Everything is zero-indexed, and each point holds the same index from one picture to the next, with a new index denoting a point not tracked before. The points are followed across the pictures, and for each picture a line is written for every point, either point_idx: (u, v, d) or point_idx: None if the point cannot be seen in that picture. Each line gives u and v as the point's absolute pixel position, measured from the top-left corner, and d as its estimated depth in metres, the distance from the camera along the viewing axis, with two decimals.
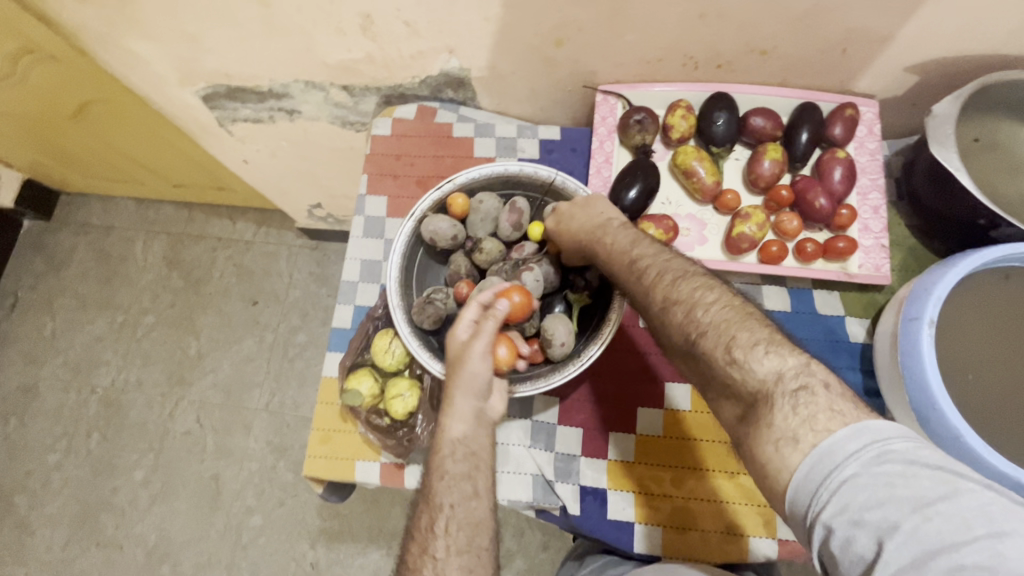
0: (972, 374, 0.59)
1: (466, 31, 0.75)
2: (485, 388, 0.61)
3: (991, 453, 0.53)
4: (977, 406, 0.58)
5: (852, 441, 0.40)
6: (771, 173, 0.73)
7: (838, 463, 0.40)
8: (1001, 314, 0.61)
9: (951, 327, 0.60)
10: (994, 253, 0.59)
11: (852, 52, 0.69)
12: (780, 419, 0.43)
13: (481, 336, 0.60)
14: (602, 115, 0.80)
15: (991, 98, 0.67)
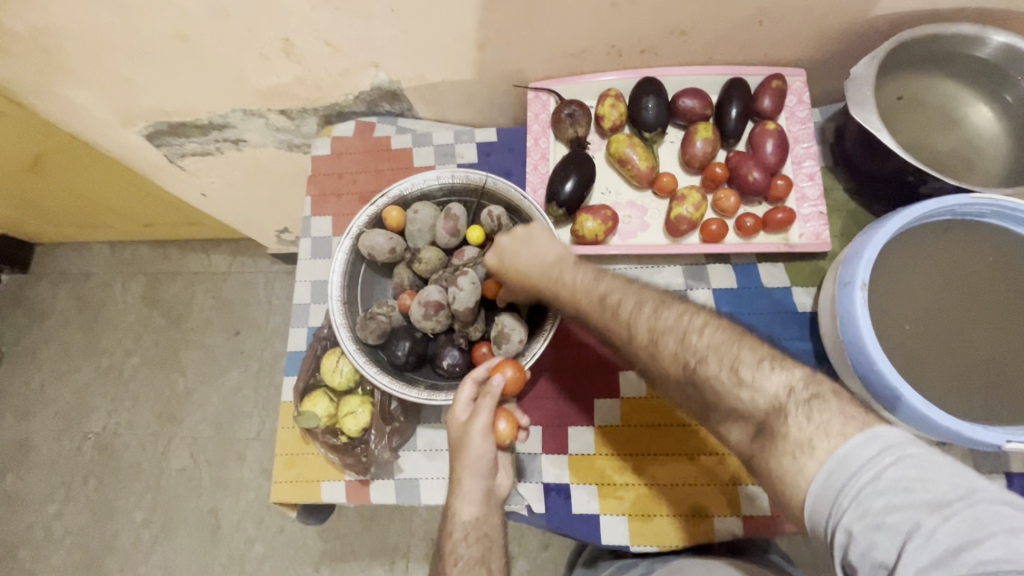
0: (912, 330, 0.59)
1: (388, 44, 0.75)
2: (491, 466, 0.59)
3: (930, 408, 0.53)
4: (920, 362, 0.58)
5: (863, 448, 0.41)
6: (704, 153, 0.74)
7: (856, 471, 0.40)
8: (934, 267, 0.61)
9: (887, 285, 0.60)
10: (922, 209, 0.58)
11: (768, 24, 0.70)
12: (795, 429, 0.44)
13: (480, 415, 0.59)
14: (535, 111, 0.80)
15: (908, 56, 0.67)
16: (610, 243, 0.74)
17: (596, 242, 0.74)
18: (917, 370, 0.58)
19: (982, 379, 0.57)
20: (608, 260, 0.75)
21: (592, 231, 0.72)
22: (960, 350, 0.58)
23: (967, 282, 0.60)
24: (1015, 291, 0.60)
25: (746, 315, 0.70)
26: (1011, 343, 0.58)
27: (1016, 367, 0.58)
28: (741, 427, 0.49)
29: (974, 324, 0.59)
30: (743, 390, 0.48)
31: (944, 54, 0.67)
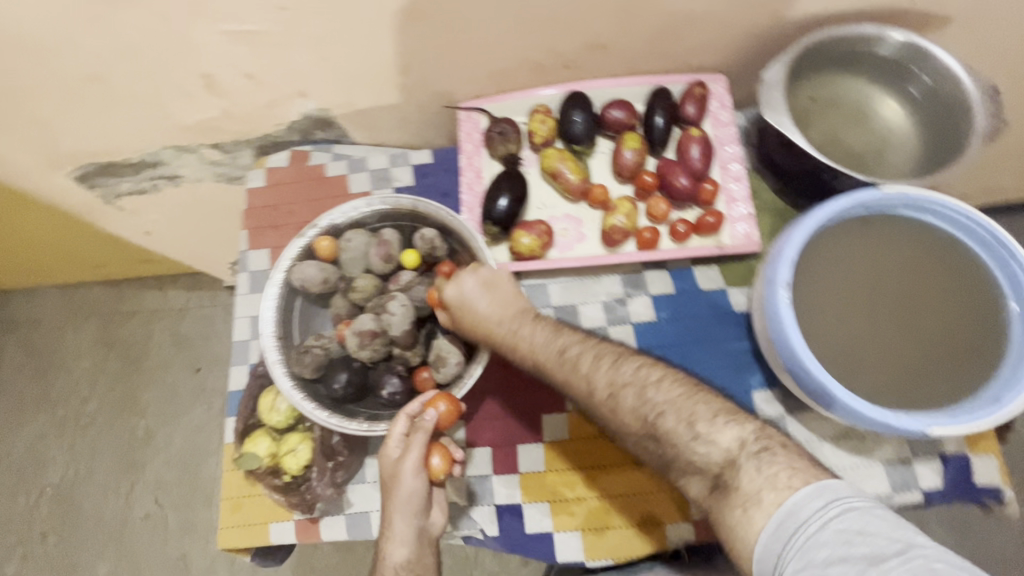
0: (835, 324, 0.60)
1: (312, 73, 0.75)
2: (424, 505, 0.60)
3: (851, 398, 0.54)
4: (846, 354, 0.59)
5: (811, 501, 0.44)
6: (633, 162, 0.75)
7: (804, 520, 0.44)
8: (854, 260, 0.62)
9: (810, 282, 0.61)
10: (836, 206, 0.60)
11: (681, 33, 0.71)
12: (747, 481, 0.48)
13: (410, 450, 0.59)
14: (466, 131, 0.80)
15: (815, 58, 0.69)
16: (547, 257, 0.75)
17: (533, 258, 0.74)
18: (841, 361, 0.59)
19: (902, 366, 0.59)
20: (547, 274, 0.75)
21: (528, 247, 0.73)
22: (881, 339, 0.60)
23: (885, 273, 0.62)
24: (930, 278, 0.61)
25: (685, 319, 0.71)
26: (928, 329, 0.60)
27: (934, 352, 0.59)
28: (699, 481, 0.51)
29: (893, 313, 0.61)
30: (700, 444, 0.51)
31: (849, 56, 0.70)
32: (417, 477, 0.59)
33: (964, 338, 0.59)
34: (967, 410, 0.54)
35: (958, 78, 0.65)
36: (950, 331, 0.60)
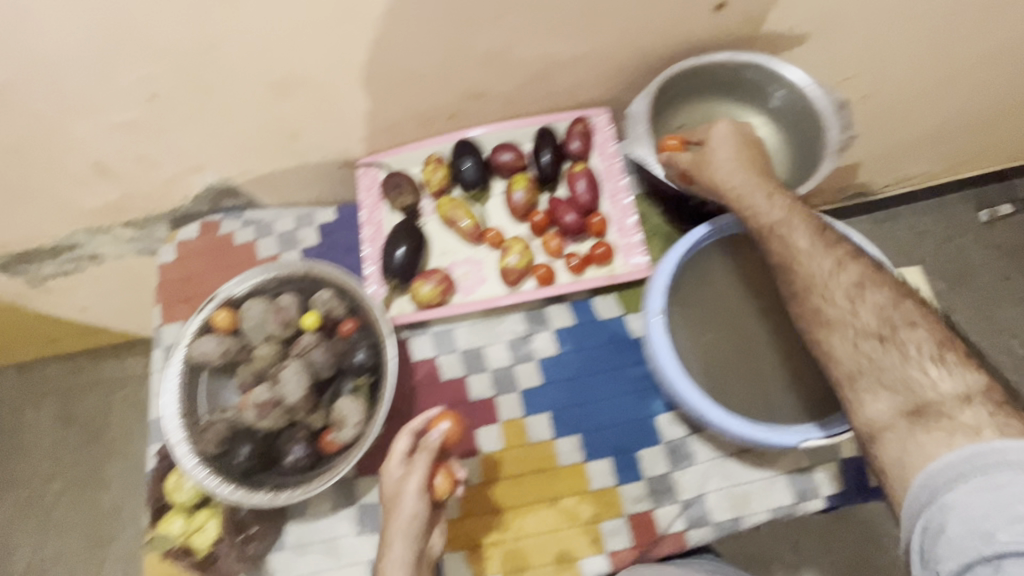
0: (718, 345, 0.64)
1: (203, 150, 0.76)
2: (425, 528, 0.60)
3: (730, 422, 0.58)
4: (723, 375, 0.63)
5: (1017, 452, 0.44)
6: (523, 202, 0.77)
7: (1010, 458, 0.44)
8: (731, 281, 0.66)
9: (690, 309, 0.65)
10: (698, 234, 0.65)
11: (553, 76, 0.74)
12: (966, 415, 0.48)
13: (416, 468, 0.61)
14: (364, 187, 0.82)
15: (676, 88, 0.74)
16: (451, 303, 0.76)
17: (435, 304, 0.75)
18: (724, 382, 0.63)
19: (785, 378, 0.63)
20: (453, 318, 0.77)
21: (428, 295, 0.74)
22: (763, 354, 0.64)
23: (763, 289, 0.66)
24: (803, 289, 0.66)
25: (585, 350, 0.73)
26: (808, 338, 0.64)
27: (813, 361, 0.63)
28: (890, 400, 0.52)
29: (775, 326, 0.65)
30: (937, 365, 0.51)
31: (708, 84, 0.74)
32: (417, 498, 0.60)
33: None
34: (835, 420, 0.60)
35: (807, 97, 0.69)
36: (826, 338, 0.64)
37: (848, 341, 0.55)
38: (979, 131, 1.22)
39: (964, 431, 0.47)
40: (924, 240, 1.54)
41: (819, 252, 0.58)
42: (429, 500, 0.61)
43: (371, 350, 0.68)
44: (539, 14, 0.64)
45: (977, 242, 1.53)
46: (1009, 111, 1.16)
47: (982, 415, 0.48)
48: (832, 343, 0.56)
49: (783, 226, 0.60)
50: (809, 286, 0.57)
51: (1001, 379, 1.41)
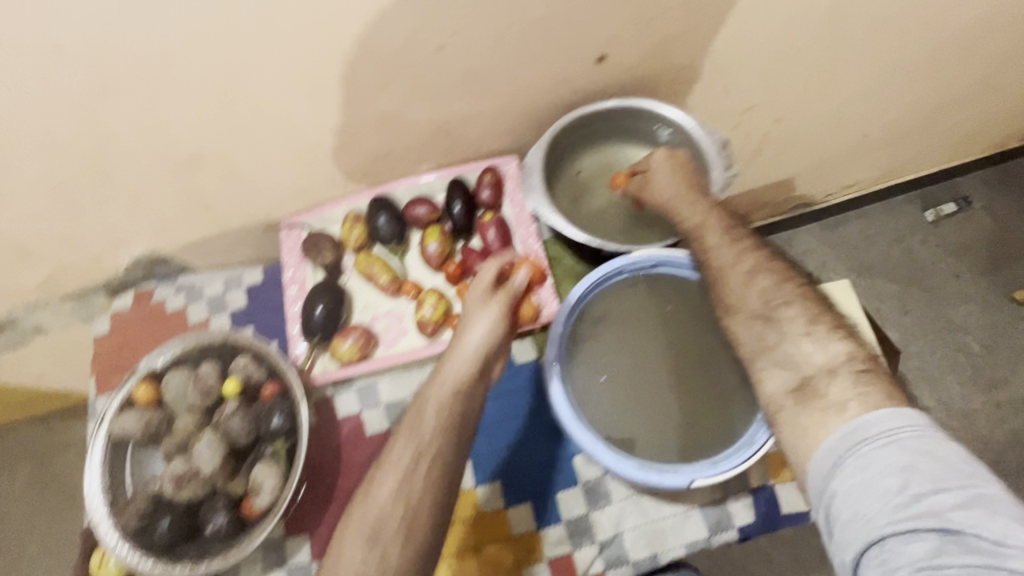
0: (618, 387, 0.68)
1: (124, 225, 0.78)
2: (471, 377, 0.61)
3: (622, 464, 0.61)
4: (623, 419, 0.66)
5: (889, 421, 0.47)
6: (438, 255, 0.80)
7: (870, 436, 0.47)
8: (628, 325, 0.71)
9: (590, 354, 0.69)
10: (588, 281, 0.70)
11: (455, 132, 0.77)
12: (837, 392, 0.52)
13: (479, 317, 0.64)
14: (288, 248, 0.84)
15: (572, 135, 0.79)
16: (372, 357, 0.78)
17: (356, 361, 0.78)
18: (623, 424, 0.66)
19: (683, 416, 0.66)
20: (376, 373, 0.79)
21: (348, 352, 0.77)
22: (661, 394, 0.67)
23: (659, 331, 0.70)
24: (698, 328, 0.70)
25: (505, 398, 0.74)
26: (709, 383, 0.67)
27: (709, 398, 0.66)
28: (784, 378, 0.55)
29: (673, 372, 0.68)
30: (812, 341, 0.56)
31: (602, 129, 0.80)
32: (489, 334, 0.62)
33: (732, 379, 0.67)
34: (728, 456, 0.62)
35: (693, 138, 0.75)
36: (722, 374, 0.67)
37: (745, 323, 0.60)
38: (908, 138, 1.23)
39: (832, 409, 0.51)
40: (873, 244, 1.53)
41: (725, 246, 0.65)
42: (490, 344, 0.62)
43: (287, 415, 0.69)
44: (426, 80, 0.67)
45: (926, 243, 1.51)
46: (934, 118, 1.16)
47: (847, 390, 0.51)
48: (736, 327, 0.61)
49: (699, 227, 0.67)
50: (714, 275, 0.64)
51: (957, 377, 1.41)
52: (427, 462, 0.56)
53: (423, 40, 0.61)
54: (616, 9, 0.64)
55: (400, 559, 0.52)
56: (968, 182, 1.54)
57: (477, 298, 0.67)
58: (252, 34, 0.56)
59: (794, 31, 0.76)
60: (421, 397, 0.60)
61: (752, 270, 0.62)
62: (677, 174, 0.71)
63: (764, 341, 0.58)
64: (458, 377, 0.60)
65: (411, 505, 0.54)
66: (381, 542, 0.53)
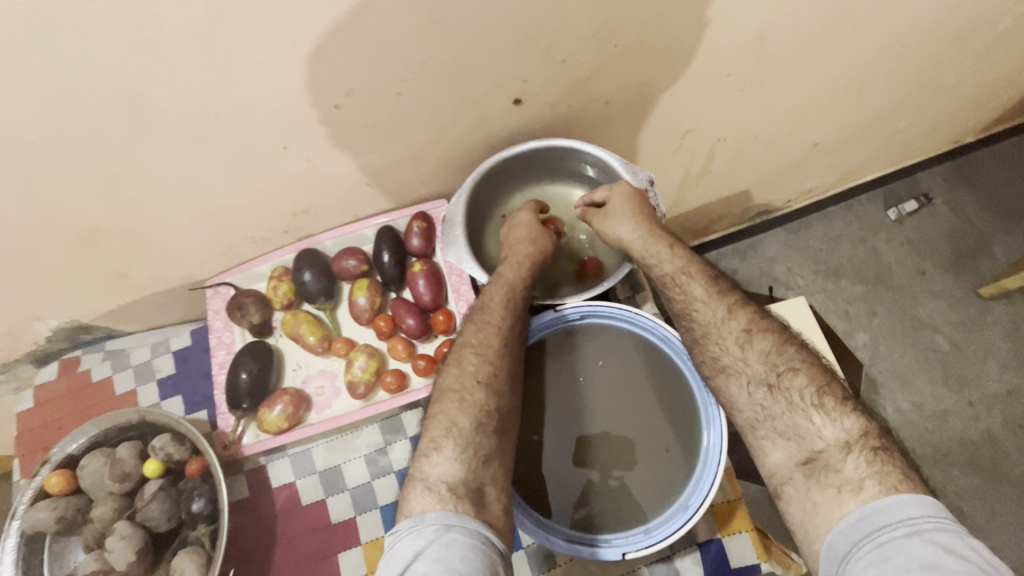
0: (548, 451, 0.64)
1: (33, 300, 0.74)
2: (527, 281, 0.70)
3: (551, 540, 0.60)
4: (570, 482, 0.63)
5: (909, 508, 0.46)
6: (368, 310, 0.77)
7: (889, 525, 0.46)
8: (559, 384, 0.67)
9: (519, 417, 0.66)
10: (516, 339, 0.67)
11: (376, 182, 0.73)
12: (851, 468, 0.52)
13: (523, 225, 0.73)
14: (214, 309, 0.80)
15: (498, 177, 0.76)
16: (303, 423, 0.74)
17: (286, 428, 0.73)
18: (554, 492, 0.63)
19: (617, 480, 0.63)
20: (310, 438, 0.75)
21: (276, 421, 0.72)
22: (595, 457, 0.64)
23: (591, 389, 0.67)
24: (631, 384, 0.67)
25: None
26: (655, 436, 0.64)
27: (643, 459, 0.64)
28: (789, 449, 0.56)
29: (622, 425, 0.65)
30: (820, 413, 0.56)
31: (531, 169, 0.78)
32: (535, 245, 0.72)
33: (666, 438, 0.64)
34: (662, 525, 0.60)
35: (620, 176, 0.73)
36: (655, 433, 0.65)
37: (744, 388, 0.60)
38: (861, 142, 1.19)
39: (848, 485, 0.51)
40: (839, 245, 1.46)
41: (716, 302, 0.65)
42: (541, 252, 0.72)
43: (209, 498, 0.65)
44: (331, 138, 0.63)
45: (890, 241, 1.47)
46: (884, 120, 1.12)
47: (862, 467, 0.51)
48: (734, 391, 0.61)
49: (682, 276, 0.67)
50: (707, 335, 0.64)
51: (928, 377, 1.37)
52: (510, 340, 0.64)
53: (315, 101, 0.57)
54: (522, 54, 0.60)
55: (491, 430, 0.58)
56: (928, 176, 1.49)
57: (528, 217, 0.74)
58: (123, 112, 0.53)
59: (719, 55, 0.71)
60: (484, 300, 0.68)
61: (754, 335, 0.62)
62: (637, 219, 0.70)
63: (764, 408, 0.58)
64: (516, 281, 0.69)
65: (497, 379, 0.62)
66: (479, 416, 0.59)
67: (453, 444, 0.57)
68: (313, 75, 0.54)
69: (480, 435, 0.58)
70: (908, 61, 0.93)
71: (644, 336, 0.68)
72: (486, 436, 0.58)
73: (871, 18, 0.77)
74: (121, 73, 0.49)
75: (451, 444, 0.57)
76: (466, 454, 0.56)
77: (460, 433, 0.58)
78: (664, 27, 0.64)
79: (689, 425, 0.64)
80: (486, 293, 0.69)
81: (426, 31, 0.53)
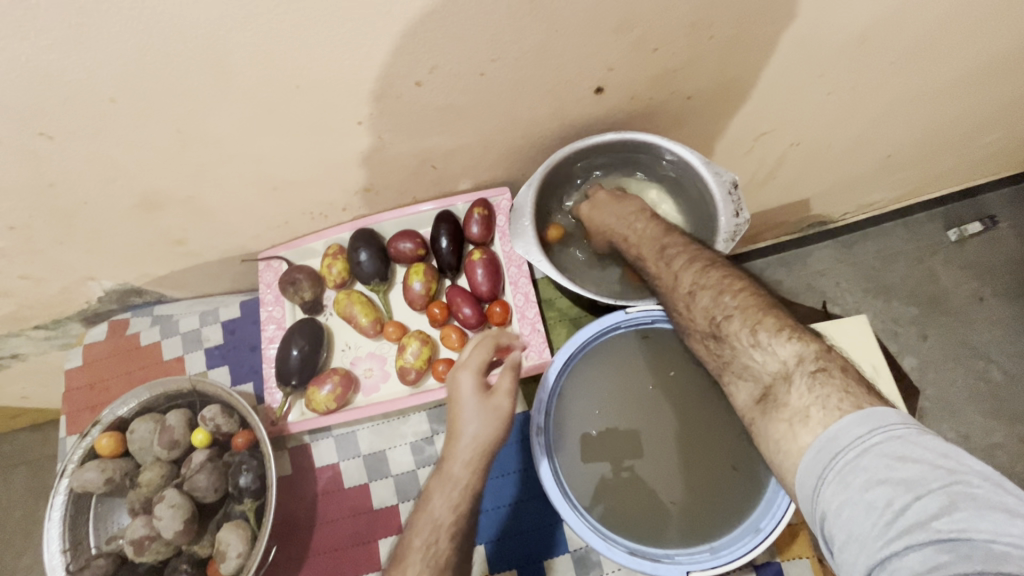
0: (613, 456, 0.64)
1: (89, 261, 0.74)
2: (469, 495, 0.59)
3: (612, 550, 0.58)
4: (627, 494, 0.63)
5: (856, 426, 0.43)
6: (422, 295, 0.75)
7: (843, 448, 0.43)
8: (627, 392, 0.66)
9: (580, 424, 0.65)
10: (579, 340, 0.65)
11: (440, 165, 0.71)
12: (795, 397, 0.49)
13: (469, 423, 0.59)
14: (266, 282, 0.79)
15: (566, 168, 0.73)
16: (351, 405, 0.73)
17: (333, 409, 0.72)
18: (612, 502, 0.63)
19: (680, 494, 0.63)
20: (356, 420, 0.74)
21: (325, 400, 0.71)
22: (659, 469, 0.64)
23: (660, 401, 0.66)
24: (701, 398, 0.66)
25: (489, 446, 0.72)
26: (717, 453, 0.64)
27: (709, 476, 0.63)
28: (750, 388, 0.54)
29: (683, 441, 0.65)
30: (761, 350, 0.54)
31: (597, 163, 0.76)
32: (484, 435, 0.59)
33: (734, 456, 0.63)
34: (729, 546, 0.59)
35: (700, 174, 0.70)
36: (723, 450, 0.64)
37: (701, 341, 0.60)
38: (934, 158, 1.13)
39: (796, 416, 0.48)
40: (893, 263, 1.40)
41: (664, 266, 0.65)
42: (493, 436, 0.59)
43: (256, 473, 0.65)
44: (404, 115, 0.61)
45: (948, 263, 1.40)
46: (963, 137, 1.06)
47: (805, 394, 0.48)
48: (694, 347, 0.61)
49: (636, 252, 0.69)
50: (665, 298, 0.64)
51: (979, 409, 1.31)
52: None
53: (395, 78, 0.55)
54: (612, 40, 0.57)
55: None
56: (994, 198, 1.42)
57: (467, 389, 0.61)
58: (200, 78, 0.51)
59: (813, 55, 0.67)
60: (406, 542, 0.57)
61: (697, 281, 0.61)
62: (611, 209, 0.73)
63: (718, 357, 0.58)
64: (444, 518, 0.57)
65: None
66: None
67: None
68: (397, 50, 0.52)
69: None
70: (1004, 75, 0.86)
71: None
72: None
73: (978, 27, 0.71)
74: (206, 40, 0.47)
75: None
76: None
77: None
78: (761, 23, 0.60)
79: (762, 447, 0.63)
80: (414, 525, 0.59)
81: (519, 12, 0.50)
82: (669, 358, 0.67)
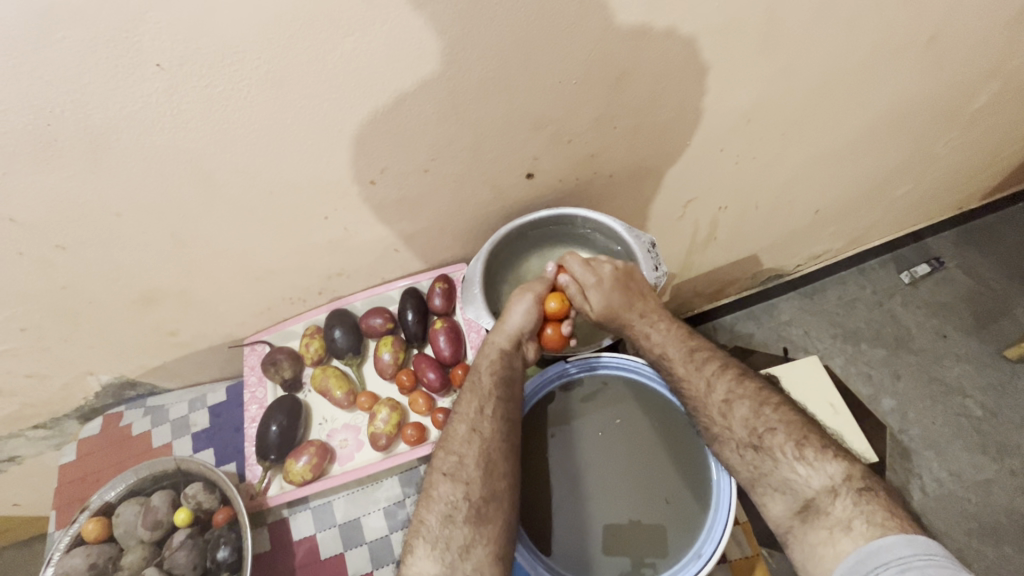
0: (570, 498, 0.68)
1: (91, 356, 0.82)
2: (504, 383, 0.70)
3: None
4: (586, 536, 0.66)
5: (898, 547, 0.51)
6: (391, 364, 0.83)
7: (884, 563, 0.50)
8: (577, 442, 0.71)
9: (539, 469, 0.69)
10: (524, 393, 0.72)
11: (402, 249, 0.81)
12: (838, 509, 0.56)
13: (516, 315, 0.74)
14: (250, 364, 0.86)
15: (514, 242, 0.83)
16: (327, 474, 0.78)
17: (309, 480, 0.76)
18: (571, 546, 0.65)
19: (636, 530, 0.65)
20: (331, 490, 0.79)
21: (302, 471, 0.75)
22: (613, 505, 0.67)
23: (604, 445, 0.70)
24: (643, 442, 0.70)
25: None
26: (667, 488, 0.67)
27: (645, 506, 0.66)
28: (786, 501, 0.60)
29: (636, 479, 0.68)
30: (802, 463, 0.60)
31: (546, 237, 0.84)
32: (523, 318, 0.73)
33: (672, 492, 0.67)
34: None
35: (623, 240, 0.79)
36: (667, 485, 0.67)
37: (736, 451, 0.64)
38: (861, 210, 1.24)
39: (838, 526, 0.55)
40: (855, 308, 1.46)
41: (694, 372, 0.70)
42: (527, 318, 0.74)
43: (233, 547, 0.68)
44: (363, 208, 0.71)
45: (907, 304, 1.46)
46: (880, 189, 1.18)
47: (849, 506, 0.56)
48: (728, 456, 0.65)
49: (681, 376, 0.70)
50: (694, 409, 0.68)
51: (963, 445, 1.30)
52: (478, 423, 0.67)
53: (352, 179, 0.66)
54: (529, 137, 0.69)
55: (464, 518, 0.61)
56: (938, 242, 1.51)
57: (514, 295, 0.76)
58: (192, 189, 0.62)
59: (709, 134, 0.80)
60: (449, 432, 0.68)
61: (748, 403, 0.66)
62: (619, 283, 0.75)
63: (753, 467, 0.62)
64: (470, 415, 0.68)
65: (466, 466, 0.64)
66: (449, 506, 0.62)
67: (424, 541, 0.60)
68: (351, 156, 0.63)
69: (450, 527, 0.60)
70: (893, 134, 1.00)
71: (657, 394, 0.73)
72: (459, 527, 0.60)
73: (846, 101, 0.85)
74: (192, 162, 0.58)
75: (423, 543, 0.60)
76: (441, 550, 0.59)
77: (429, 530, 0.61)
78: (653, 114, 0.73)
79: (697, 478, 0.67)
80: (459, 409, 0.70)
81: (446, 120, 0.63)
82: (612, 407, 0.72)
